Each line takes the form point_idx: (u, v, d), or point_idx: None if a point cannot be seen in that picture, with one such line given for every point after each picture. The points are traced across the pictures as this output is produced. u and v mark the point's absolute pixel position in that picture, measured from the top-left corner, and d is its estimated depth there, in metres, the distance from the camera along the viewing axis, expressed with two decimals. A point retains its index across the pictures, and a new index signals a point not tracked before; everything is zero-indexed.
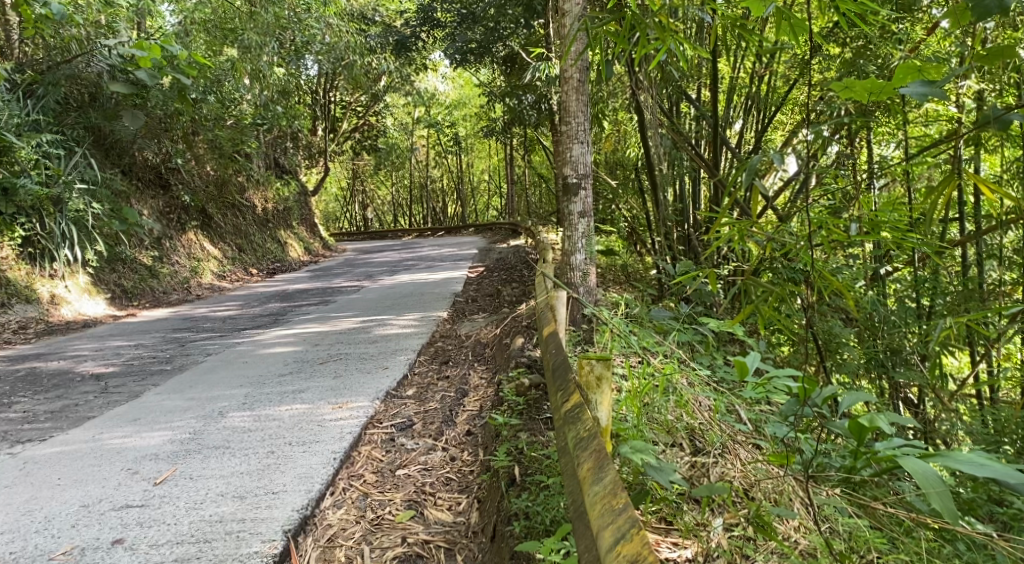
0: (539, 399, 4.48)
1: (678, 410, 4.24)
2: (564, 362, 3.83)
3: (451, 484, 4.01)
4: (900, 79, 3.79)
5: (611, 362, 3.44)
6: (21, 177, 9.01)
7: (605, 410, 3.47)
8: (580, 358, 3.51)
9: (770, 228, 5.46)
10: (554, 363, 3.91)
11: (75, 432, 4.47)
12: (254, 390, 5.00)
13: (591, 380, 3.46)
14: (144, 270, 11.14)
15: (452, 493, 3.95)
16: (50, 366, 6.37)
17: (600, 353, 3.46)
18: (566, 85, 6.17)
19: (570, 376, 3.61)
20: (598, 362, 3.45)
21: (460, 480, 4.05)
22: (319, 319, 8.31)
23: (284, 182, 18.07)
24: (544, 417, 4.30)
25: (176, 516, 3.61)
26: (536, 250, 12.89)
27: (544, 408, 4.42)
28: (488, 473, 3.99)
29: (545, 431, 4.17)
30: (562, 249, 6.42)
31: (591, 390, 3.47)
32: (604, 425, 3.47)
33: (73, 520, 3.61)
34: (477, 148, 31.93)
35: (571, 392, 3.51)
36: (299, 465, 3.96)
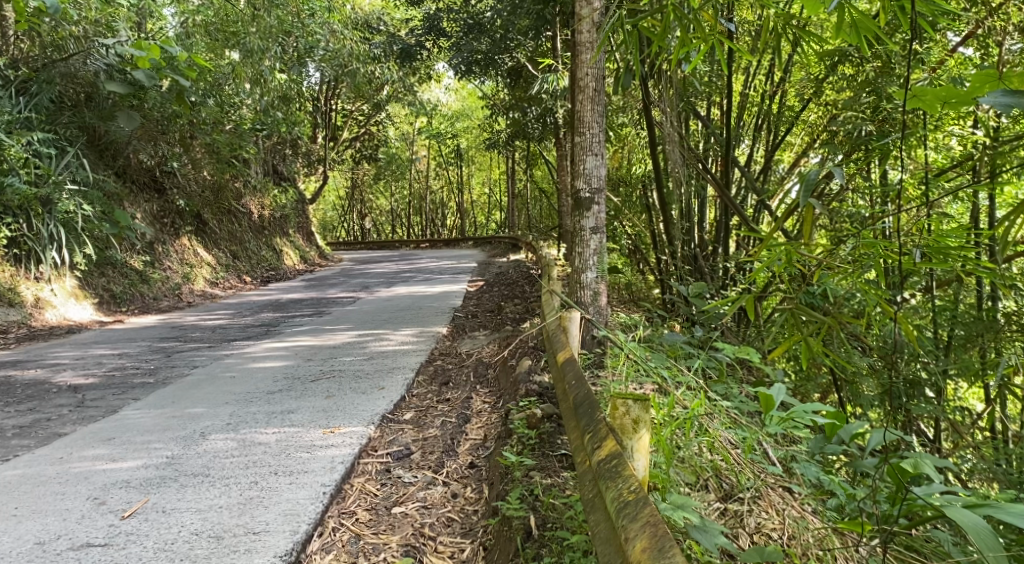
0: (552, 433, 4.13)
1: (705, 447, 3.89)
2: (590, 398, 3.54)
3: (453, 526, 3.70)
4: (977, 89, 3.48)
5: (648, 405, 3.15)
6: (9, 176, 8.71)
7: (643, 456, 3.17)
8: (612, 399, 3.20)
9: (815, 251, 5.07)
10: (577, 399, 3.65)
11: (42, 452, 4.14)
12: (240, 409, 4.67)
13: (627, 425, 3.15)
14: (135, 275, 10.81)
15: (455, 538, 3.63)
16: (26, 376, 6.04)
17: (636, 393, 3.15)
18: (582, 93, 5.86)
19: (601, 417, 3.32)
20: (635, 404, 3.16)
21: (462, 522, 3.73)
22: (313, 332, 7.99)
23: (283, 189, 17.80)
24: (558, 453, 3.93)
25: (142, 558, 3.27)
26: (537, 266, 12.59)
27: (559, 442, 4.06)
28: (494, 515, 3.68)
29: (560, 472, 3.79)
30: (572, 266, 6.08)
31: (626, 436, 3.17)
32: (642, 474, 3.17)
33: (25, 560, 3.27)
34: (479, 161, 31.68)
35: (603, 438, 3.22)
36: (285, 500, 3.62)
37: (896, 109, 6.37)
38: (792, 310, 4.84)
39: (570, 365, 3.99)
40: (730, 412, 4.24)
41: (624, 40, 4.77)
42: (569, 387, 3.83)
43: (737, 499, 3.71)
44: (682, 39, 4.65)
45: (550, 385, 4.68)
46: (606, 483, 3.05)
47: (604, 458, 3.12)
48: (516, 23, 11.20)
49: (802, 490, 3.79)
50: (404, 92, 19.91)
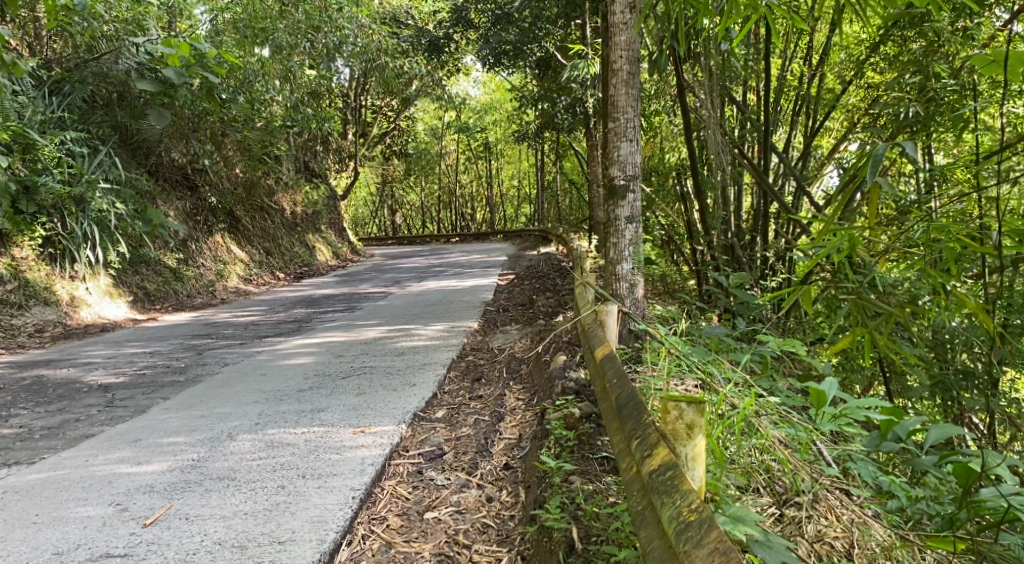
0: (592, 434, 3.93)
1: (757, 451, 3.68)
2: (635, 397, 3.36)
3: (489, 533, 3.54)
4: None
5: (703, 408, 2.92)
6: (43, 175, 8.74)
7: (698, 466, 2.96)
8: (663, 401, 2.98)
9: (879, 239, 4.71)
10: (621, 401, 3.45)
11: (68, 455, 4.05)
12: (269, 408, 4.56)
13: (680, 430, 2.94)
14: (168, 272, 10.81)
15: (490, 546, 3.48)
16: (57, 375, 6.02)
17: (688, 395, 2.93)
18: (615, 77, 5.65)
19: (652, 423, 3.12)
20: (689, 407, 2.93)
21: (498, 529, 3.58)
22: (344, 327, 7.89)
23: (314, 185, 17.81)
24: (598, 456, 3.76)
25: None
26: (569, 259, 12.41)
27: (599, 444, 3.88)
28: (532, 522, 3.51)
29: (602, 477, 3.63)
30: (607, 258, 5.88)
31: (679, 442, 2.95)
32: (699, 484, 2.96)
33: None
34: (509, 154, 31.53)
35: (655, 447, 3.03)
36: (313, 506, 3.49)
37: (946, 88, 6.07)
38: (854, 301, 4.64)
39: (609, 361, 3.81)
40: (780, 410, 4.03)
41: (667, 7, 4.52)
42: (609, 386, 3.65)
43: (794, 504, 3.51)
44: (734, 8, 4.35)
45: (587, 382, 4.47)
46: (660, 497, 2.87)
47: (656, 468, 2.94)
48: (544, 12, 11.03)
49: (862, 493, 3.59)
50: (432, 85, 19.82)
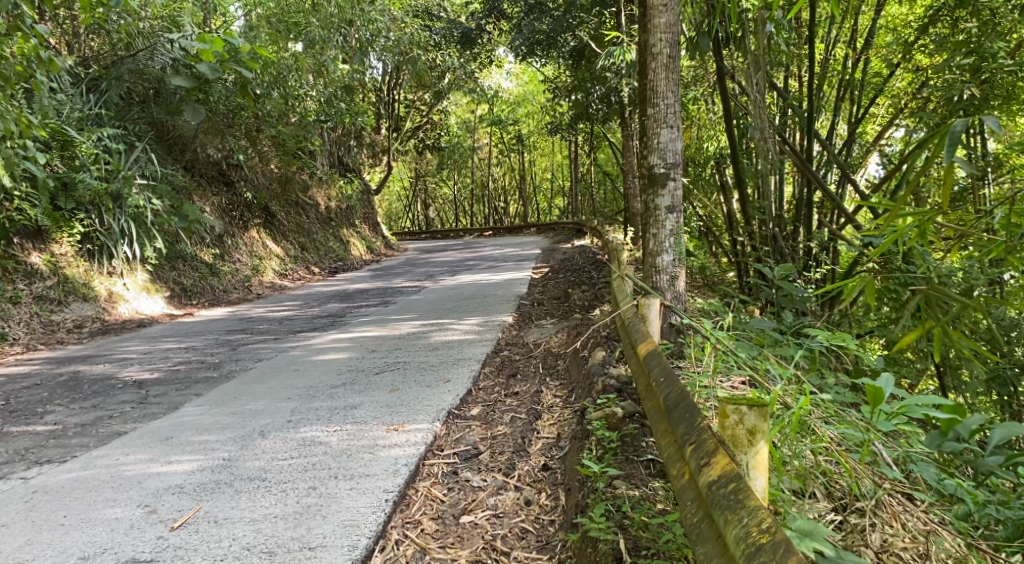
0: (636, 435, 3.78)
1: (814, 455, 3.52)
2: (685, 398, 3.22)
3: (527, 539, 3.41)
4: None
5: (766, 413, 2.83)
6: (81, 172, 8.78)
7: (761, 475, 2.85)
8: (723, 405, 2.88)
9: (955, 223, 4.26)
10: (669, 403, 3.31)
11: (100, 453, 4.00)
12: (301, 405, 4.48)
13: (742, 435, 2.85)
14: (205, 268, 10.84)
15: (530, 553, 3.35)
16: (94, 371, 6.02)
17: (750, 399, 2.83)
18: (655, 62, 5.47)
19: (707, 428, 2.99)
20: (752, 412, 2.83)
21: (538, 534, 3.45)
22: (378, 322, 7.81)
23: (348, 180, 17.82)
24: (643, 459, 3.61)
25: None
26: (604, 252, 12.24)
27: (643, 445, 3.73)
28: (574, 529, 3.37)
29: (649, 482, 3.47)
30: (646, 249, 5.71)
31: (740, 449, 2.86)
32: (760, 494, 2.86)
33: None
34: (542, 147, 31.36)
35: (713, 454, 2.89)
36: (344, 509, 3.39)
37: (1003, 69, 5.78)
38: (926, 294, 4.40)
39: (654, 357, 3.66)
40: (834, 407, 3.85)
41: None
42: (655, 384, 3.51)
43: (855, 510, 3.36)
44: None
45: (628, 380, 4.30)
46: (719, 508, 2.74)
47: (714, 477, 2.82)
48: None
49: (926, 497, 3.43)
50: (464, 78, 19.74)
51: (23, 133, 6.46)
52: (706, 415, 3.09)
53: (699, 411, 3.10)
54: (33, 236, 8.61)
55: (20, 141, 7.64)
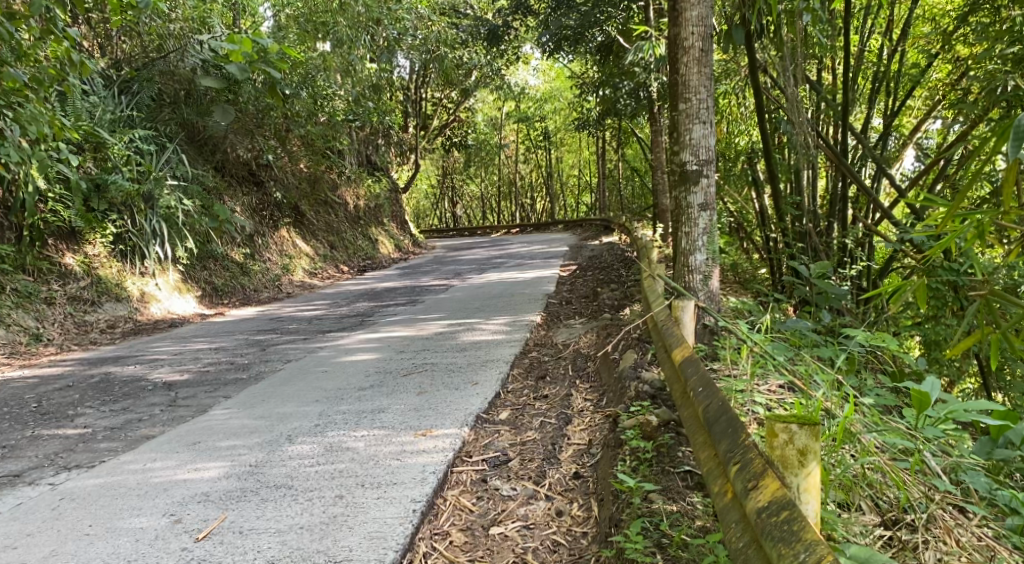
0: (672, 445, 3.66)
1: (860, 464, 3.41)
2: (729, 412, 3.08)
3: (559, 552, 3.32)
4: None
5: (817, 433, 2.68)
6: (113, 173, 8.84)
7: (812, 498, 2.71)
8: (770, 424, 2.73)
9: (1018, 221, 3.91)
10: (711, 416, 3.16)
11: (128, 458, 3.97)
12: (328, 409, 4.43)
13: (791, 457, 2.69)
14: (236, 267, 10.89)
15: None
16: (125, 372, 6.03)
17: (800, 417, 2.68)
18: (687, 56, 5.35)
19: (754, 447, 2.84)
20: (802, 432, 2.68)
21: (570, 547, 3.36)
22: (406, 321, 7.77)
23: (376, 178, 17.84)
24: (680, 471, 3.49)
25: None
26: (633, 248, 12.11)
27: (679, 454, 3.62)
28: (608, 543, 3.28)
29: (686, 495, 3.36)
30: (678, 247, 5.59)
31: (790, 471, 2.71)
32: (811, 518, 2.72)
33: None
34: (570, 143, 31.24)
35: (761, 477, 2.73)
36: (371, 520, 3.31)
37: None
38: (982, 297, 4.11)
39: (693, 365, 3.51)
40: (878, 414, 3.73)
41: None
42: (694, 395, 3.37)
43: (904, 523, 3.25)
44: None
45: (662, 385, 4.19)
46: (768, 536, 2.60)
47: (764, 502, 2.67)
48: None
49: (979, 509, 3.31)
50: (491, 75, 19.72)
51: (56, 136, 6.48)
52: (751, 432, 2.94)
53: (744, 428, 2.96)
54: (67, 237, 8.68)
55: (54, 143, 7.69)
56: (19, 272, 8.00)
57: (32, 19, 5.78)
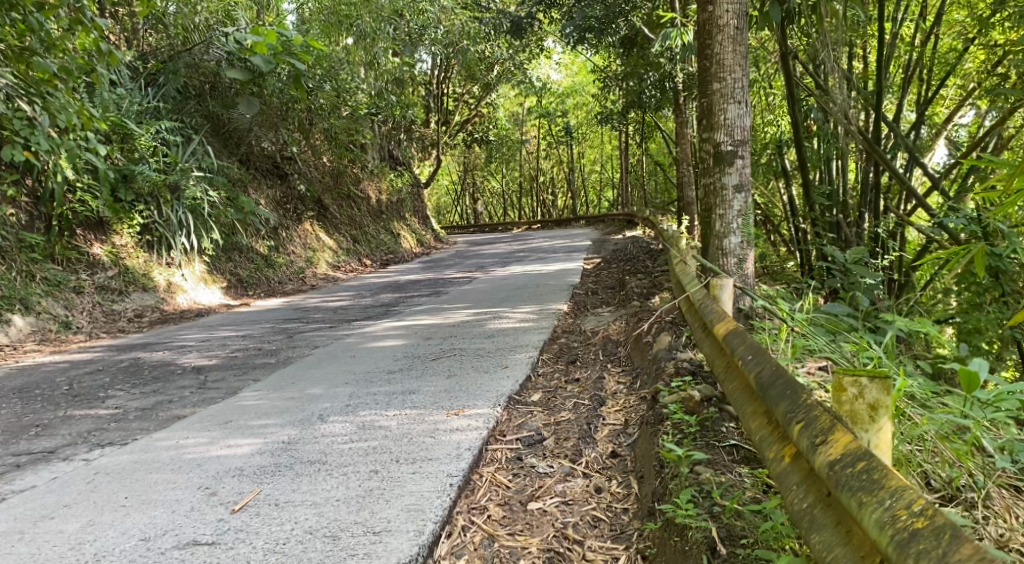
0: (716, 420, 3.55)
1: (909, 441, 3.34)
2: (785, 375, 2.98)
3: (601, 527, 3.26)
4: None
5: (889, 386, 2.56)
6: (140, 164, 8.88)
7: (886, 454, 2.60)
8: (837, 378, 2.63)
9: None
10: (767, 382, 3.06)
11: (160, 436, 3.97)
12: (359, 390, 4.41)
13: (862, 412, 2.58)
14: (260, 259, 10.93)
15: (604, 543, 3.19)
16: (154, 357, 6.06)
17: (870, 370, 2.57)
18: (722, 34, 5.27)
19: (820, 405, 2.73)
20: (872, 385, 2.57)
21: (611, 523, 3.29)
22: (432, 310, 7.75)
23: (398, 173, 17.87)
24: (726, 445, 3.37)
25: (251, 560, 2.94)
26: (657, 242, 12.03)
27: (723, 430, 3.49)
28: (651, 518, 3.21)
29: (733, 467, 3.22)
30: (712, 230, 5.52)
31: (859, 427, 2.60)
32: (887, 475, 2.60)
33: (130, 557, 3.00)
34: (592, 139, 31.12)
35: (833, 432, 2.63)
36: (408, 493, 3.26)
37: None
38: None
39: (741, 338, 3.42)
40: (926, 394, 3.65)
41: None
42: (742, 364, 3.29)
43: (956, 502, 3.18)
44: None
45: (701, 363, 4.12)
46: (845, 489, 2.51)
47: (837, 457, 2.57)
48: None
49: None
50: (513, 70, 19.72)
51: (83, 126, 6.42)
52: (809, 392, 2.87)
53: (802, 389, 2.89)
54: (95, 227, 8.72)
55: (82, 133, 7.70)
56: (48, 261, 8.03)
57: (61, 7, 5.72)
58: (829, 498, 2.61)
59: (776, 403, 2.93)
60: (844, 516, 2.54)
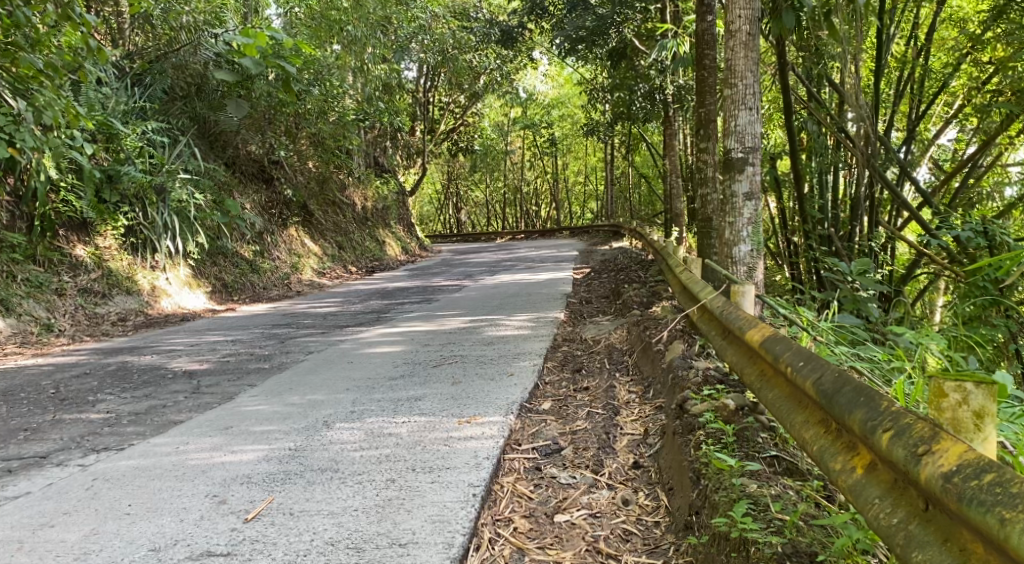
0: (752, 428, 3.42)
1: None
2: (846, 380, 2.59)
3: (633, 541, 3.13)
4: None
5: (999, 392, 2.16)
6: (126, 164, 8.67)
7: None
8: (937, 381, 2.22)
9: None
10: (822, 388, 2.66)
11: (158, 442, 3.82)
12: (363, 396, 4.30)
13: (966, 420, 2.19)
14: (244, 264, 10.75)
15: (639, 557, 3.05)
16: (142, 361, 5.89)
17: (974, 373, 2.19)
18: (733, 40, 5.23)
19: (907, 410, 2.33)
20: (978, 391, 2.17)
21: (643, 536, 3.17)
22: (425, 318, 7.63)
23: (384, 180, 17.74)
24: (765, 455, 3.21)
25: None
26: (646, 253, 11.97)
27: (757, 438, 3.36)
28: (687, 532, 3.09)
29: (776, 478, 3.06)
30: (721, 238, 5.46)
31: (963, 437, 2.20)
32: None
33: None
34: (576, 150, 31.12)
35: (936, 436, 2.20)
36: (430, 503, 3.14)
37: None
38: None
39: (780, 344, 3.09)
40: None
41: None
42: (790, 371, 2.91)
43: None
44: None
45: (722, 371, 4.03)
46: (967, 503, 2.06)
47: (948, 466, 2.12)
48: None
49: None
50: (500, 79, 19.66)
51: (70, 124, 6.17)
52: (887, 397, 2.44)
53: (878, 393, 2.45)
54: (78, 228, 8.50)
55: (68, 131, 7.51)
56: (29, 262, 7.81)
57: (47, 1, 5.41)
58: (927, 513, 2.21)
59: (846, 411, 2.49)
60: (958, 537, 2.12)
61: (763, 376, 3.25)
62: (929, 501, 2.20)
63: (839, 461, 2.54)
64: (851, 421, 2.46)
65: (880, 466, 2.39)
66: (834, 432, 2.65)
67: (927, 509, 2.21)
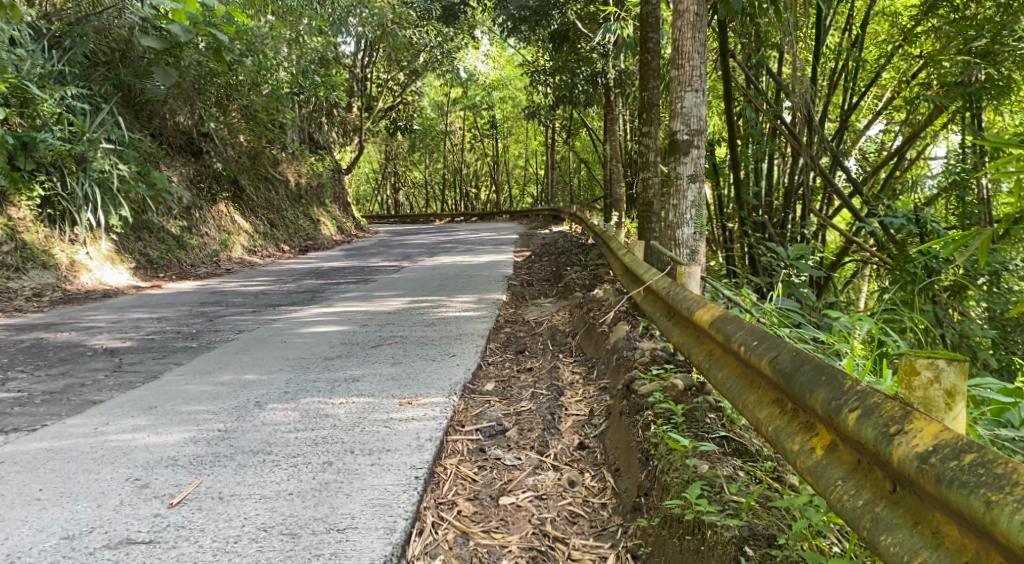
0: (700, 409, 3.39)
1: None
2: (806, 359, 2.56)
3: (580, 523, 3.08)
4: None
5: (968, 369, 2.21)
6: (42, 131, 8.19)
7: None
8: (909, 357, 2.25)
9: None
10: (781, 367, 2.62)
11: (76, 423, 3.60)
12: (298, 376, 4.14)
13: (937, 399, 2.23)
14: (171, 240, 10.33)
15: (587, 540, 3.00)
16: (59, 338, 5.58)
17: (947, 352, 2.22)
18: (680, 20, 5.18)
19: (874, 389, 2.31)
20: (949, 368, 2.21)
21: (590, 518, 3.11)
22: (361, 298, 7.43)
23: (319, 157, 17.29)
24: (715, 436, 3.18)
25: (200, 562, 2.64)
26: (586, 237, 11.95)
27: (706, 420, 3.33)
28: (634, 515, 3.04)
29: (724, 459, 3.04)
30: (665, 221, 5.44)
31: (933, 416, 2.24)
32: None
33: (51, 559, 2.65)
34: (516, 132, 30.93)
35: (910, 416, 2.17)
36: (371, 487, 3.02)
37: None
38: None
39: (732, 323, 3.05)
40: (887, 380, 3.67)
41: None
42: (744, 350, 2.87)
43: None
44: None
45: (666, 353, 4.00)
46: (943, 484, 2.03)
47: (924, 446, 2.09)
48: None
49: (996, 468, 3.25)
50: (441, 58, 19.33)
51: None
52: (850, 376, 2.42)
53: (841, 372, 2.43)
54: None
55: None
56: None
57: None
58: (894, 495, 2.19)
59: (808, 391, 2.46)
60: (931, 519, 2.09)
61: (713, 356, 3.22)
62: (897, 482, 2.18)
63: (798, 441, 2.52)
64: (814, 401, 2.43)
65: (843, 446, 2.37)
66: (790, 412, 2.62)
67: (895, 490, 2.19)
